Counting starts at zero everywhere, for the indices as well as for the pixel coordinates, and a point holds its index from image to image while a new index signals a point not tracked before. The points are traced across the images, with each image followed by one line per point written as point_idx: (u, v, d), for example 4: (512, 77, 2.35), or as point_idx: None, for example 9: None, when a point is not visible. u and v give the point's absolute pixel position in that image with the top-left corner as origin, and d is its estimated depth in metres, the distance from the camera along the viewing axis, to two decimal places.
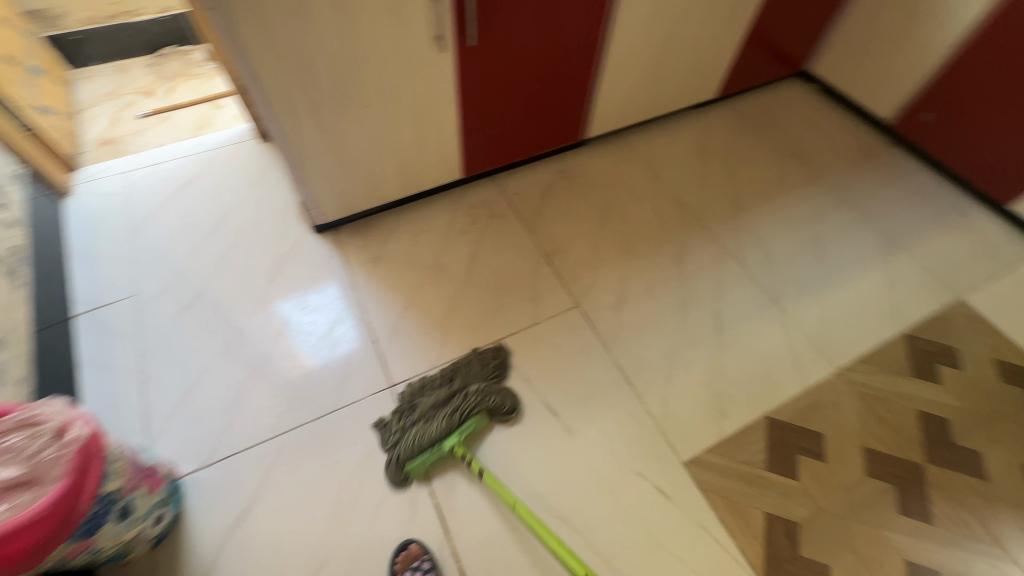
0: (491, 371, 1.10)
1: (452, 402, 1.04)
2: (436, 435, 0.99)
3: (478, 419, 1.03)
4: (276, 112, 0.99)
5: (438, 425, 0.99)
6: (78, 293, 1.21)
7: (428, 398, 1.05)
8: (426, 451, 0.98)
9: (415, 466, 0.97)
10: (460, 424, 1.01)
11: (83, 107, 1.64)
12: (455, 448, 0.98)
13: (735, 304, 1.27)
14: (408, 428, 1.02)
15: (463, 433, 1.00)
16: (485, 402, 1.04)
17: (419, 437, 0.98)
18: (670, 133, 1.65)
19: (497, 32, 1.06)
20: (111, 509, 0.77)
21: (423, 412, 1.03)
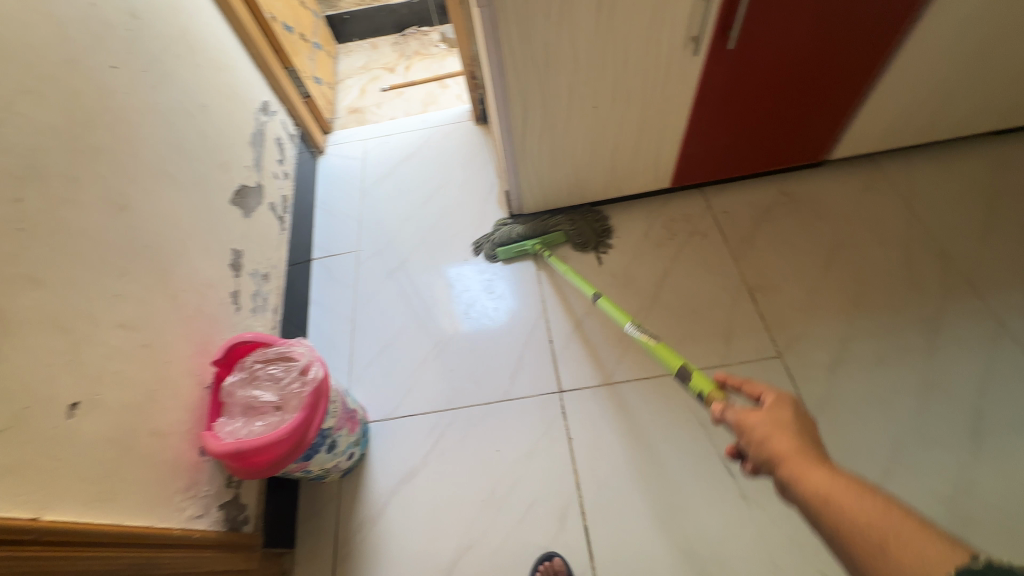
0: (590, 215, 1.30)
1: (548, 217, 1.31)
2: (524, 231, 1.28)
3: (559, 235, 1.27)
4: (510, 106, 1.01)
5: (529, 227, 1.29)
6: (318, 241, 1.44)
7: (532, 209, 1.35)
8: (512, 243, 1.29)
9: (502, 248, 1.29)
10: (544, 233, 1.27)
11: (341, 78, 1.91)
12: (534, 246, 1.26)
13: (1009, 405, 0.97)
14: (507, 224, 1.33)
15: (546, 239, 1.26)
16: (568, 227, 1.27)
17: (511, 230, 1.30)
18: (945, 164, 1.31)
19: (763, 33, 0.92)
20: (323, 441, 0.90)
21: (524, 215, 1.34)
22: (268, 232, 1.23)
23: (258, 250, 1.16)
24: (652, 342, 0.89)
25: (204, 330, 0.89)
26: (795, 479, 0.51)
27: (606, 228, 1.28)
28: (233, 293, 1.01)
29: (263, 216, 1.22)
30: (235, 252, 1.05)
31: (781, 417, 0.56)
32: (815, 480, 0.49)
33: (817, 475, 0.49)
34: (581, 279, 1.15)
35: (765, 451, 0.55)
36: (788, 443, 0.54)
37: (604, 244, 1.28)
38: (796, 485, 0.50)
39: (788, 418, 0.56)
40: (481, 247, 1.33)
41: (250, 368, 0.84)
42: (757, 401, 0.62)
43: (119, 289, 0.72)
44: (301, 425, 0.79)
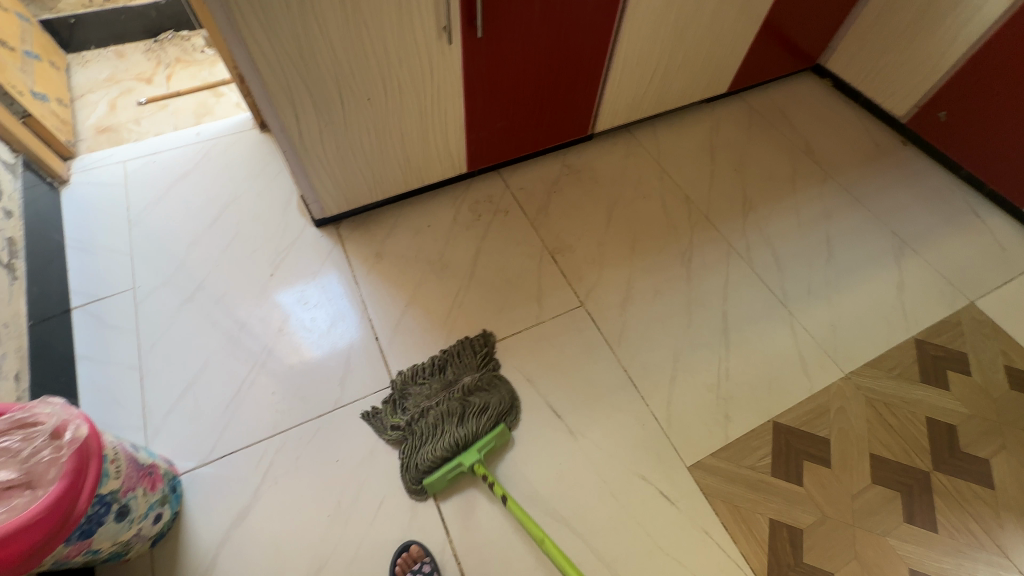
0: (472, 351, 1.13)
1: (465, 410, 1.02)
2: (455, 447, 0.96)
3: (499, 434, 1.00)
4: (277, 105, 0.96)
5: (456, 437, 0.97)
6: (76, 286, 1.19)
7: (435, 408, 1.03)
8: (445, 466, 0.95)
9: (433, 481, 0.94)
10: (479, 439, 0.98)
11: (80, 93, 1.60)
12: (475, 465, 0.95)
13: (743, 306, 1.25)
14: (420, 443, 0.98)
15: (483, 448, 0.97)
16: (491, 408, 1.02)
17: (433, 453, 0.95)
18: (677, 128, 1.62)
19: (506, 24, 1.03)
20: (110, 508, 0.76)
21: (434, 423, 1.00)
22: None
23: None
24: None
25: None
26: None
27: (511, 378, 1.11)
28: None
29: None
30: None
31: None
32: None
33: None
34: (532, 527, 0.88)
35: None
36: None
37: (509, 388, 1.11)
38: None
39: None
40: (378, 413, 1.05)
41: None
42: None
43: None
44: (64, 497, 0.67)
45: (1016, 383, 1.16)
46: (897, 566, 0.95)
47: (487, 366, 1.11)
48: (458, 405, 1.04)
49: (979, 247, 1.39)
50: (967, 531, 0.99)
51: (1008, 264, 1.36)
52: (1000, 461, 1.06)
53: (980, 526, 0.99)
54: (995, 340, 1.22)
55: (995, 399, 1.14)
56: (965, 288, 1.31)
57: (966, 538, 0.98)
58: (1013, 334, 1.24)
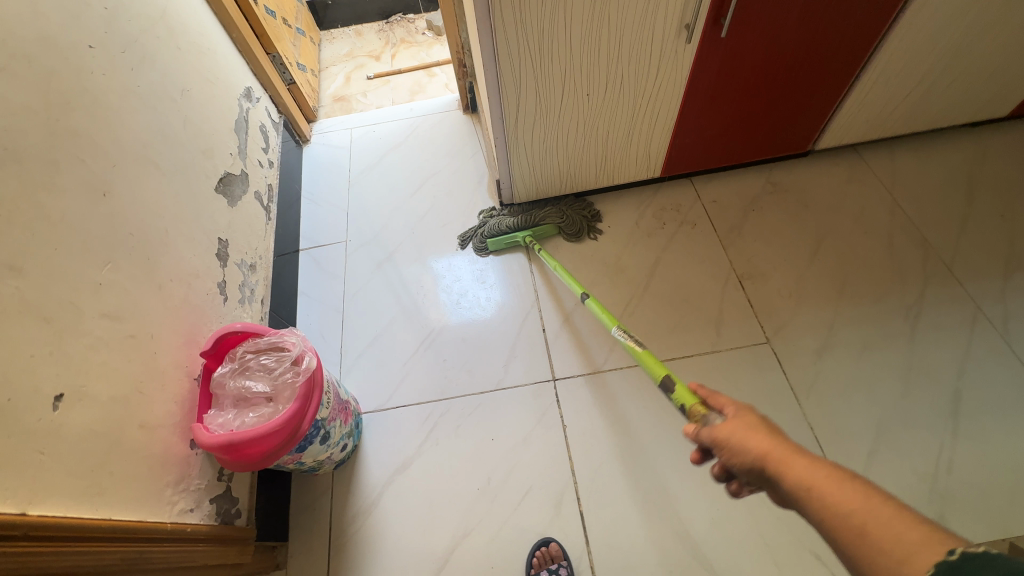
0: (576, 203, 1.31)
1: (536, 210, 1.30)
2: (516, 224, 1.28)
3: (549, 228, 1.27)
4: (504, 93, 1.00)
5: (520, 219, 1.28)
6: (305, 232, 1.41)
7: (516, 201, 1.34)
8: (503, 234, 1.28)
9: (493, 242, 1.28)
10: (534, 226, 1.27)
11: (325, 66, 1.87)
12: (524, 238, 1.25)
13: (984, 386, 1.01)
14: (494, 216, 1.32)
15: (535, 232, 1.26)
16: (556, 217, 1.28)
17: (499, 223, 1.29)
18: (924, 154, 1.34)
19: (754, 23, 0.93)
20: (318, 432, 0.88)
21: (511, 206, 1.33)
22: (254, 221, 1.19)
23: (245, 240, 1.12)
24: (637, 348, 0.77)
25: (191, 321, 0.86)
26: (781, 481, 0.45)
27: (593, 212, 1.30)
28: (220, 284, 0.98)
29: (248, 205, 1.18)
30: (221, 241, 1.02)
31: (750, 422, 0.51)
32: (797, 477, 0.44)
33: (797, 470, 0.44)
34: (569, 279, 1.09)
35: (748, 460, 0.49)
36: (764, 442, 0.48)
37: (593, 230, 1.30)
38: (783, 488, 0.45)
39: (754, 420, 0.51)
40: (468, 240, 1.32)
41: (241, 359, 0.81)
42: (724, 416, 0.56)
43: (101, 278, 0.69)
44: (295, 417, 0.78)
45: None
46: None
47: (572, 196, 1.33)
48: (534, 207, 1.33)
49: None
50: None
51: None
52: None
53: None
54: None
55: None
56: None
57: None
58: None
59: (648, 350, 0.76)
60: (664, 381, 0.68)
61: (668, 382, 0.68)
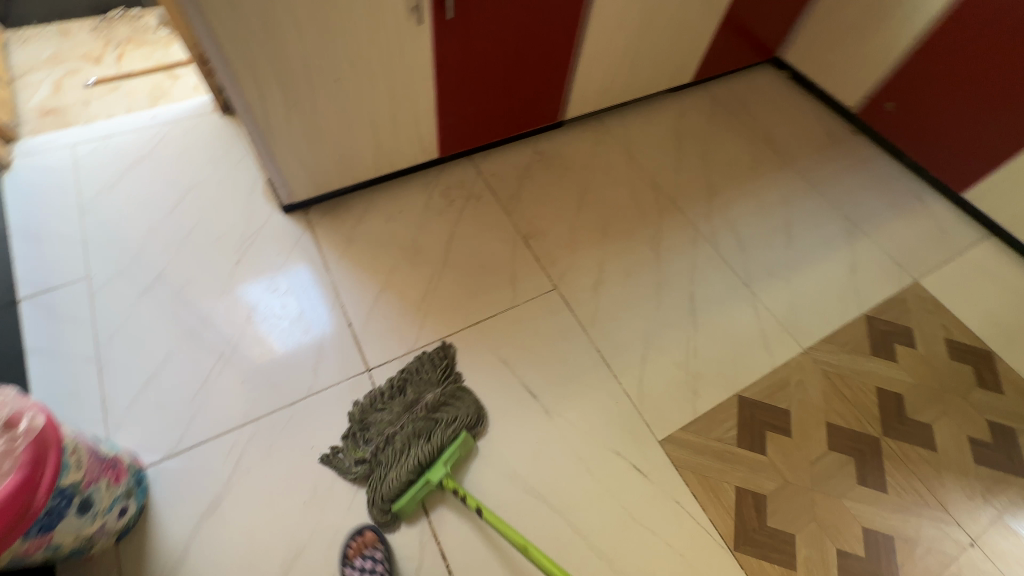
0: (433, 366, 1.08)
1: (425, 430, 0.97)
2: (417, 469, 0.93)
3: (461, 444, 0.97)
4: (241, 84, 0.93)
5: (420, 453, 0.93)
6: (23, 276, 1.12)
7: (396, 432, 0.98)
8: (412, 488, 0.92)
9: (402, 505, 0.91)
10: (444, 454, 0.95)
11: (20, 73, 1.50)
12: (444, 480, 0.93)
13: (708, 287, 1.30)
14: (384, 469, 0.94)
15: (449, 461, 0.95)
16: (457, 420, 0.99)
17: (400, 478, 0.92)
18: (646, 116, 1.65)
19: (477, 6, 1.02)
20: (71, 501, 0.73)
21: (398, 446, 0.96)
22: None
23: None
24: None
25: None
26: None
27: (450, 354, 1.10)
28: None
29: None
30: None
31: None
32: None
33: None
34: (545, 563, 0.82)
35: None
36: None
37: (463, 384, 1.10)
38: None
39: None
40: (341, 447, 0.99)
41: None
42: None
43: None
44: (20, 488, 0.63)
45: (956, 354, 1.25)
46: (851, 524, 1.01)
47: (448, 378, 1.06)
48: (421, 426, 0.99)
49: (922, 229, 1.49)
50: (914, 491, 1.06)
51: (948, 246, 1.46)
52: (941, 425, 1.14)
53: (925, 487, 1.07)
54: (937, 315, 1.31)
55: (937, 369, 1.22)
56: (912, 269, 1.40)
57: (913, 497, 1.05)
58: (953, 308, 1.33)
59: None
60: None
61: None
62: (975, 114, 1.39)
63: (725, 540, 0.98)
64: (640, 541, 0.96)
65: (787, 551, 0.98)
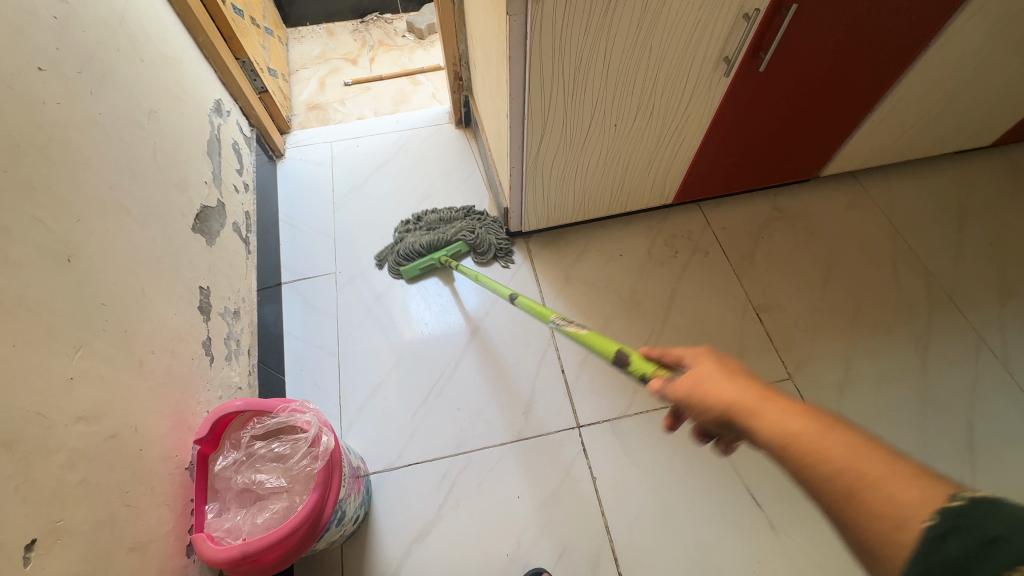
0: (494, 223, 1.27)
1: (449, 228, 1.25)
2: (427, 244, 1.22)
3: (462, 245, 1.22)
4: (529, 124, 0.91)
5: (435, 241, 1.22)
6: (287, 263, 1.26)
7: (434, 221, 1.27)
8: (417, 254, 1.22)
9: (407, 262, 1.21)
10: (448, 243, 1.22)
11: (295, 68, 1.69)
12: (438, 257, 1.19)
13: (995, 418, 1.03)
14: (407, 235, 1.26)
15: (450, 250, 1.21)
16: (470, 236, 1.23)
17: (415, 242, 1.22)
18: (917, 180, 1.38)
19: (791, 57, 0.89)
20: (336, 516, 0.77)
21: (429, 228, 1.27)
22: (235, 257, 1.03)
23: (227, 283, 0.97)
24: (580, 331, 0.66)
25: (177, 397, 0.72)
26: None
27: (507, 236, 1.26)
28: (206, 341, 0.84)
29: (228, 239, 1.02)
30: (203, 290, 0.87)
31: None
32: None
33: None
34: (495, 288, 0.96)
35: None
36: None
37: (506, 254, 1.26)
38: None
39: None
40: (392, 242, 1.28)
41: (248, 447, 0.70)
42: None
43: (74, 370, 0.54)
44: (313, 509, 0.65)
45: None
46: None
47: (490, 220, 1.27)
48: (449, 223, 1.27)
49: None
50: None
51: None
52: None
53: None
54: None
55: None
56: None
57: None
58: None
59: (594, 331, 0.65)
60: (512, 296, 0.87)
61: (513, 297, 0.87)
62: None
63: None
64: None
65: None
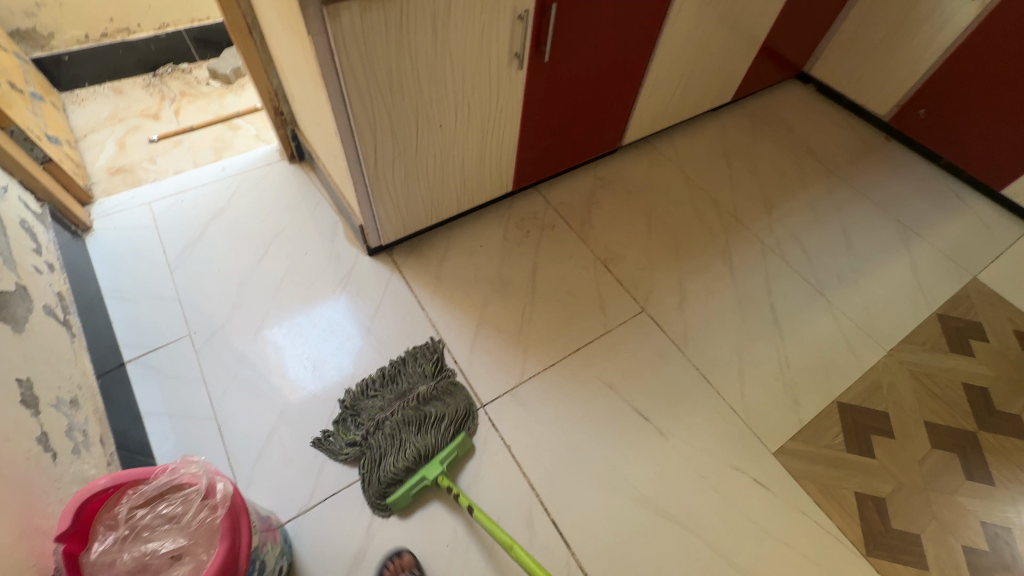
0: (424, 355, 1.13)
1: (423, 423, 1.02)
2: (416, 461, 0.97)
3: (461, 443, 1.00)
4: (360, 138, 0.96)
5: (416, 447, 0.98)
6: (126, 338, 1.12)
7: (391, 419, 1.02)
8: (408, 480, 0.95)
9: (395, 499, 0.93)
10: (443, 451, 0.98)
11: (82, 134, 1.51)
12: (439, 477, 0.94)
13: (786, 297, 1.34)
14: (382, 458, 0.98)
15: (446, 459, 0.97)
16: (450, 417, 1.03)
17: (400, 463, 0.96)
18: (692, 136, 1.72)
19: (567, 48, 1.07)
20: (255, 566, 0.74)
21: (392, 433, 1.00)
22: (57, 343, 0.90)
23: (53, 371, 0.84)
24: None
25: (19, 500, 0.62)
26: None
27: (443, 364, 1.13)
28: (42, 435, 0.72)
29: (41, 325, 0.89)
30: (23, 382, 0.75)
31: None
32: None
33: None
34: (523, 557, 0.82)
35: None
36: None
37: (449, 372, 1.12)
38: None
39: None
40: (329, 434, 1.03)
41: (129, 521, 0.62)
42: None
43: None
44: (227, 560, 0.62)
45: None
46: (971, 521, 1.04)
47: (443, 375, 1.11)
48: (421, 419, 1.02)
49: (969, 228, 1.56)
50: (1019, 483, 1.09)
51: (995, 241, 1.53)
52: None
53: None
54: (1002, 308, 1.37)
55: (1013, 360, 1.28)
56: (967, 265, 1.46)
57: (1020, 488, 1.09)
58: (1014, 301, 1.39)
59: None
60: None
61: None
62: (1006, 117, 1.47)
63: (858, 547, 1.00)
64: (779, 556, 0.98)
65: (915, 552, 1.00)
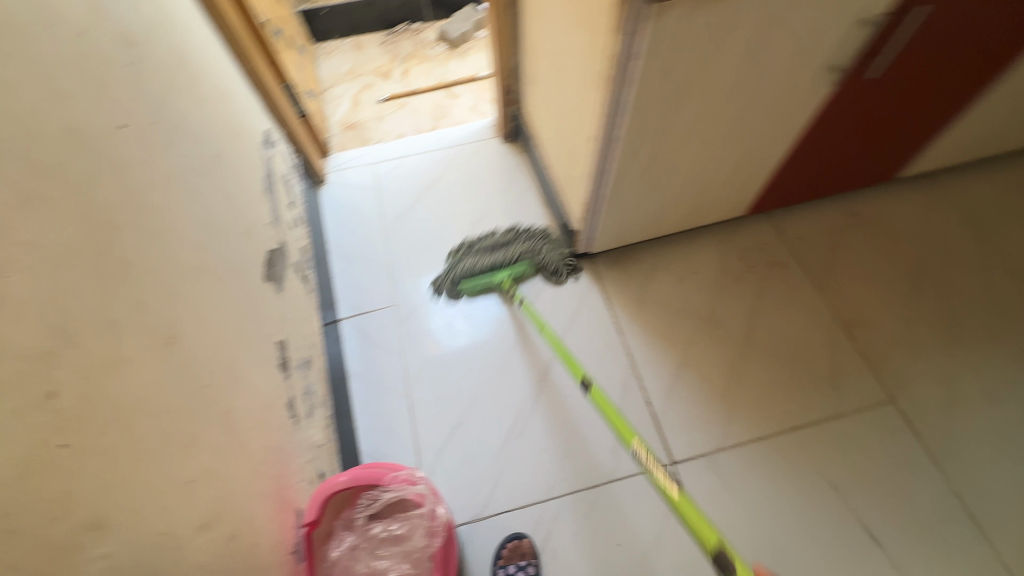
0: (553, 241, 1.22)
1: (511, 248, 1.20)
2: (490, 265, 1.16)
3: (527, 266, 1.17)
4: (619, 149, 0.84)
5: (495, 257, 1.17)
6: (343, 296, 1.20)
7: (491, 244, 1.21)
8: (477, 276, 1.16)
9: (465, 284, 1.15)
10: (512, 265, 1.17)
11: (326, 86, 1.62)
12: (503, 281, 1.14)
13: None
14: (465, 256, 1.20)
15: (514, 273, 1.16)
16: (535, 255, 1.19)
17: (476, 264, 1.16)
18: (997, 177, 1.30)
19: (902, 62, 0.82)
20: None
21: (486, 246, 1.21)
22: (300, 302, 0.97)
23: (298, 331, 0.91)
24: (674, 491, 0.61)
25: (277, 474, 0.66)
26: None
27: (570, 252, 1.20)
28: (289, 401, 0.77)
29: (291, 284, 0.95)
30: (280, 345, 0.81)
31: None
32: None
33: None
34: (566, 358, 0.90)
35: None
36: None
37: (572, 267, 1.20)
38: None
39: None
40: (441, 284, 1.18)
41: (363, 530, 0.69)
42: None
43: (190, 472, 0.48)
44: None
45: None
46: None
47: (555, 244, 1.21)
48: (510, 242, 1.22)
49: None
50: None
51: None
52: None
53: None
54: None
55: None
56: None
57: None
58: None
59: (688, 495, 0.60)
60: (584, 380, 0.83)
61: (587, 382, 0.83)
62: None
63: None
64: None
65: None
